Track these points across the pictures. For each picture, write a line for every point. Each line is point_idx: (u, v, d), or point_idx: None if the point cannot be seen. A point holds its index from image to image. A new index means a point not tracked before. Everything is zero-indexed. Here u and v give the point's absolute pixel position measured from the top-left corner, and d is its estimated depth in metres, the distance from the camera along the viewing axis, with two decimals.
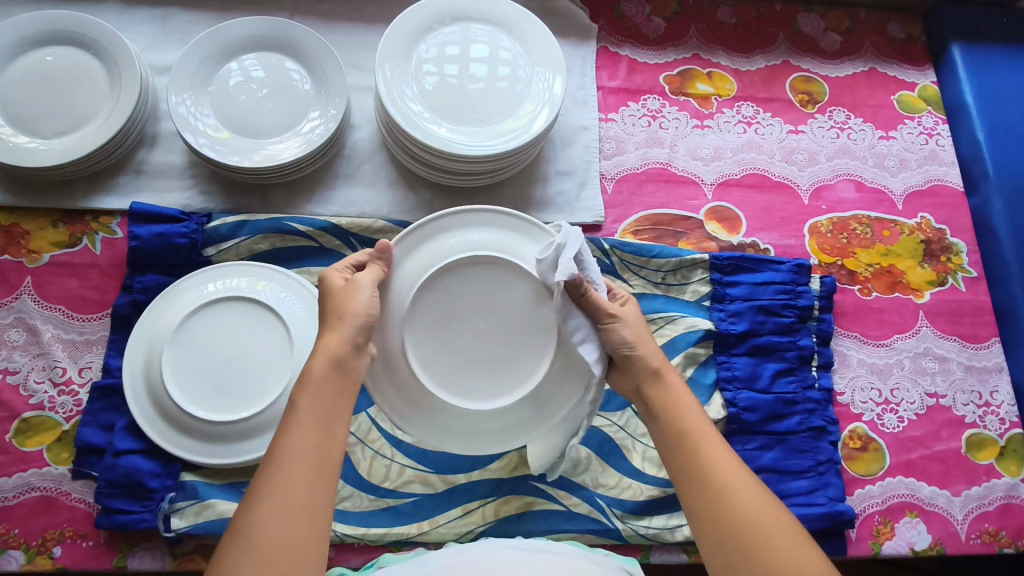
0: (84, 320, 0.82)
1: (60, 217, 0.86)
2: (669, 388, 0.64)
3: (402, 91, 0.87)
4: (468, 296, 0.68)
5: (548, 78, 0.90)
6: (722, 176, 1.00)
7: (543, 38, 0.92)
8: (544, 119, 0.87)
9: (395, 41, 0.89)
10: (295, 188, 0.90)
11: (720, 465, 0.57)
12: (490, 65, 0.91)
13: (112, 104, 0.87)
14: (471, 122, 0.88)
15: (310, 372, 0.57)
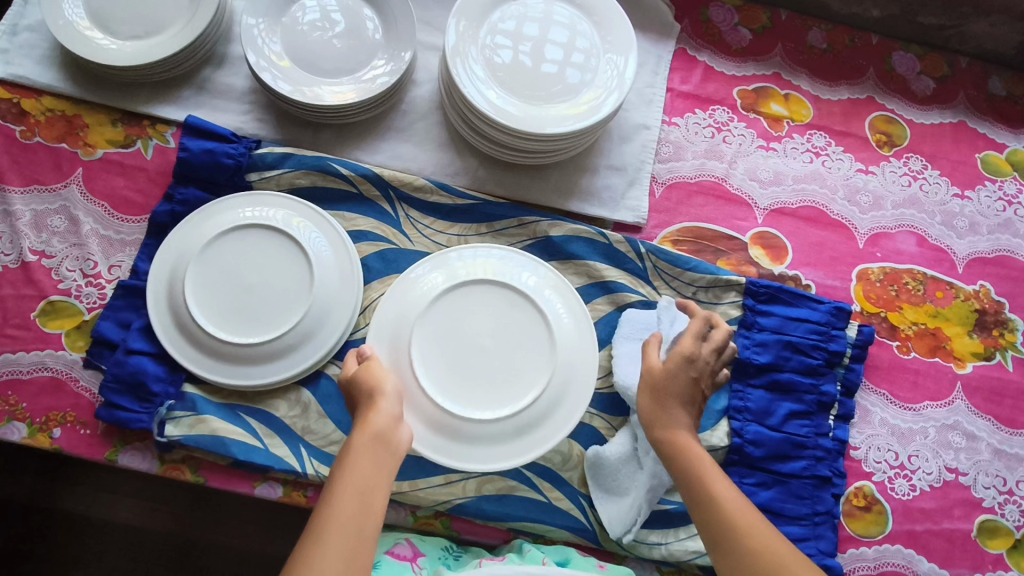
0: (123, 221, 0.85)
1: (120, 117, 0.88)
2: (687, 441, 0.68)
3: (468, 56, 0.86)
4: (501, 321, 0.79)
5: (615, 72, 0.87)
6: (777, 203, 0.96)
7: (620, 28, 0.88)
8: (601, 112, 0.84)
9: (473, 4, 0.87)
10: (346, 132, 0.90)
11: (727, 506, 0.63)
12: (561, 45, 0.88)
13: (189, 17, 0.88)
14: (530, 99, 0.86)
15: (353, 446, 0.60)
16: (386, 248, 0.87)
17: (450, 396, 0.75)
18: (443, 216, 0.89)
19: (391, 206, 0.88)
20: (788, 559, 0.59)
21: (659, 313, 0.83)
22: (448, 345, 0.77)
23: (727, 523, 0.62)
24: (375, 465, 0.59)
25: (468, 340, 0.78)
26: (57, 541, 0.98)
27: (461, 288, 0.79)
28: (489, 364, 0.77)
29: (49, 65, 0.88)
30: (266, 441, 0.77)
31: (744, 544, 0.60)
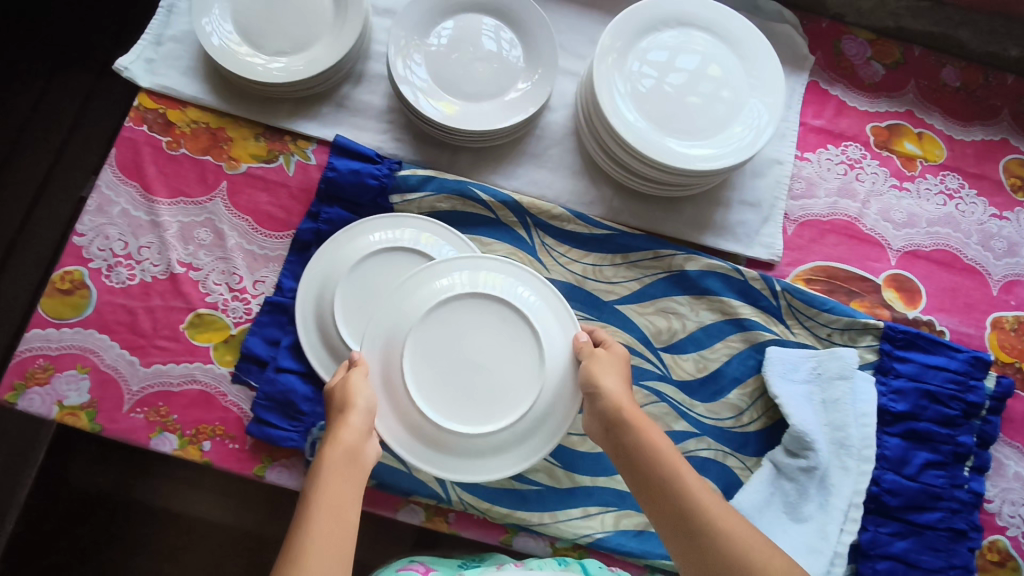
0: (267, 236, 0.85)
1: (262, 132, 0.89)
2: (646, 425, 0.67)
3: (614, 85, 0.85)
4: (495, 335, 0.74)
5: (762, 107, 0.85)
6: (910, 245, 0.94)
7: (769, 62, 0.87)
8: (749, 148, 0.83)
9: (620, 32, 0.86)
10: (483, 156, 0.90)
11: (687, 492, 0.61)
12: (705, 77, 0.87)
13: (334, 36, 0.88)
14: (673, 130, 0.85)
15: (326, 469, 0.59)
16: None
17: (448, 412, 0.72)
18: (579, 245, 0.88)
19: (527, 232, 0.88)
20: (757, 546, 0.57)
21: (817, 364, 0.85)
22: (441, 357, 0.72)
23: (687, 510, 0.60)
24: (341, 476, 0.59)
25: (462, 354, 0.73)
26: (138, 535, 1.03)
27: (458, 299, 0.73)
28: (482, 378, 0.73)
29: (193, 77, 0.88)
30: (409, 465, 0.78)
31: (700, 527, 0.59)
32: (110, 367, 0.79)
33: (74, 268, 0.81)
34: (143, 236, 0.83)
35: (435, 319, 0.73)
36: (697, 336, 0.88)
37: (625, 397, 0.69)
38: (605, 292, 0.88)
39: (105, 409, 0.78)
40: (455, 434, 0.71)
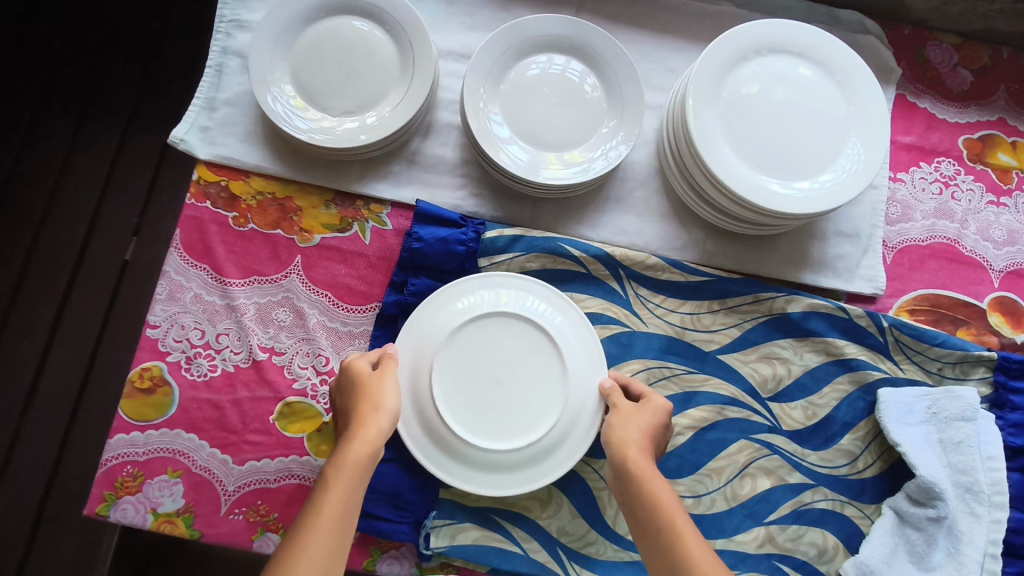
0: (349, 311, 0.81)
1: (333, 198, 0.84)
2: (651, 475, 0.64)
3: (709, 121, 0.80)
4: (521, 354, 0.76)
5: (865, 139, 0.81)
6: (1013, 264, 0.90)
7: (871, 89, 0.82)
8: (856, 182, 0.78)
9: (711, 64, 0.81)
10: (566, 206, 0.85)
11: (681, 544, 0.57)
12: (802, 107, 0.82)
13: (403, 90, 0.82)
14: (773, 166, 0.80)
15: (332, 480, 0.58)
16: (620, 331, 0.82)
17: (468, 426, 0.73)
18: (675, 294, 0.84)
19: (620, 285, 0.83)
20: None
21: (932, 404, 0.82)
22: (468, 372, 0.75)
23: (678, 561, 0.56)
24: (352, 491, 0.58)
25: (487, 370, 0.75)
26: None
27: (489, 317, 0.76)
28: (506, 394, 0.74)
29: (254, 143, 0.84)
30: (525, 546, 0.74)
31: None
32: (202, 468, 0.75)
33: (151, 363, 0.76)
34: (220, 322, 0.79)
35: (463, 344, 0.75)
36: (805, 381, 0.84)
37: (640, 454, 0.66)
38: (705, 341, 0.83)
39: (202, 513, 0.73)
40: (472, 446, 0.72)
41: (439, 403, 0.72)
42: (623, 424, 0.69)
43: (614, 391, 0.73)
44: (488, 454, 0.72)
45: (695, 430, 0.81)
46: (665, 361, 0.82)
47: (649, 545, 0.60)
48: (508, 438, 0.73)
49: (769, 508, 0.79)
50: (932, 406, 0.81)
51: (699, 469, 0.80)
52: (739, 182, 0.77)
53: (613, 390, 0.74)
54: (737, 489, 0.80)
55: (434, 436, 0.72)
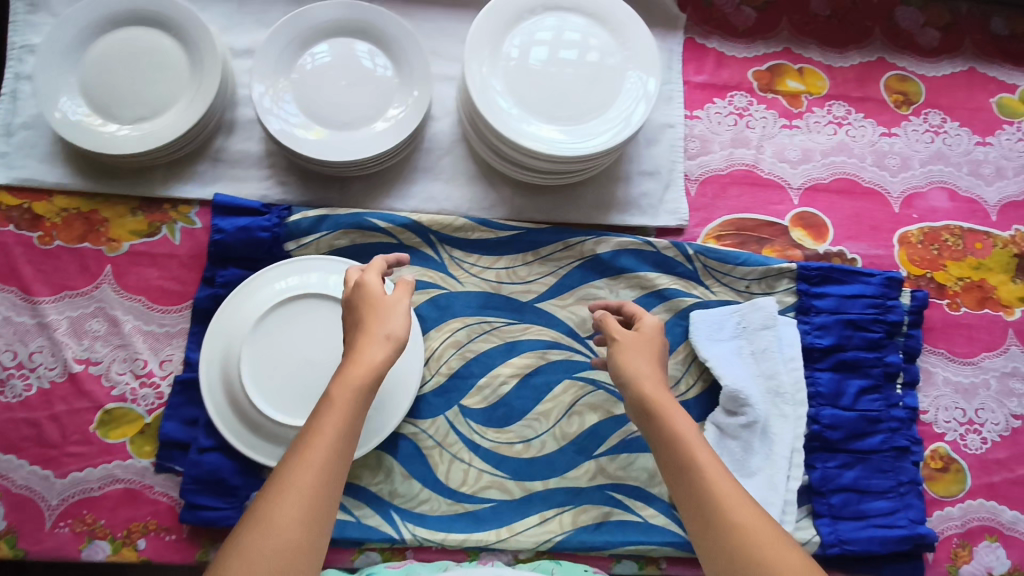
0: (164, 312, 0.82)
1: (139, 205, 0.84)
2: (675, 408, 0.64)
3: (491, 83, 0.83)
4: (329, 331, 0.78)
5: (640, 79, 0.85)
6: (810, 181, 0.96)
7: (641, 32, 0.86)
8: (631, 121, 0.83)
9: (487, 27, 0.84)
10: (375, 182, 0.88)
11: (709, 476, 0.59)
12: (580, 57, 0.85)
13: (193, 91, 0.84)
14: (558, 117, 0.83)
15: (333, 398, 0.56)
16: (437, 295, 0.85)
17: (286, 409, 0.75)
18: (488, 251, 0.87)
19: (434, 250, 0.86)
20: (771, 534, 0.55)
21: (741, 318, 0.86)
22: (280, 357, 0.77)
23: (710, 494, 0.58)
24: (343, 436, 0.55)
25: (295, 351, 0.77)
26: None
27: (294, 300, 0.78)
28: (321, 371, 0.77)
29: (54, 162, 0.84)
30: (356, 513, 0.77)
31: (726, 515, 0.56)
32: (22, 487, 0.75)
33: None
34: (32, 341, 0.79)
35: (270, 330, 0.77)
36: None
37: (652, 372, 0.68)
38: (522, 293, 0.87)
39: (26, 531, 0.73)
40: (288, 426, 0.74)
41: (251, 392, 0.74)
42: (635, 353, 0.69)
43: (604, 319, 0.73)
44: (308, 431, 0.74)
45: (519, 377, 0.84)
46: (483, 317, 0.85)
47: (673, 478, 0.61)
48: None
49: (598, 442, 0.83)
50: (743, 320, 0.86)
51: (526, 414, 0.83)
52: (522, 137, 0.81)
53: (607, 318, 0.73)
54: (565, 428, 0.83)
55: (253, 424, 0.75)
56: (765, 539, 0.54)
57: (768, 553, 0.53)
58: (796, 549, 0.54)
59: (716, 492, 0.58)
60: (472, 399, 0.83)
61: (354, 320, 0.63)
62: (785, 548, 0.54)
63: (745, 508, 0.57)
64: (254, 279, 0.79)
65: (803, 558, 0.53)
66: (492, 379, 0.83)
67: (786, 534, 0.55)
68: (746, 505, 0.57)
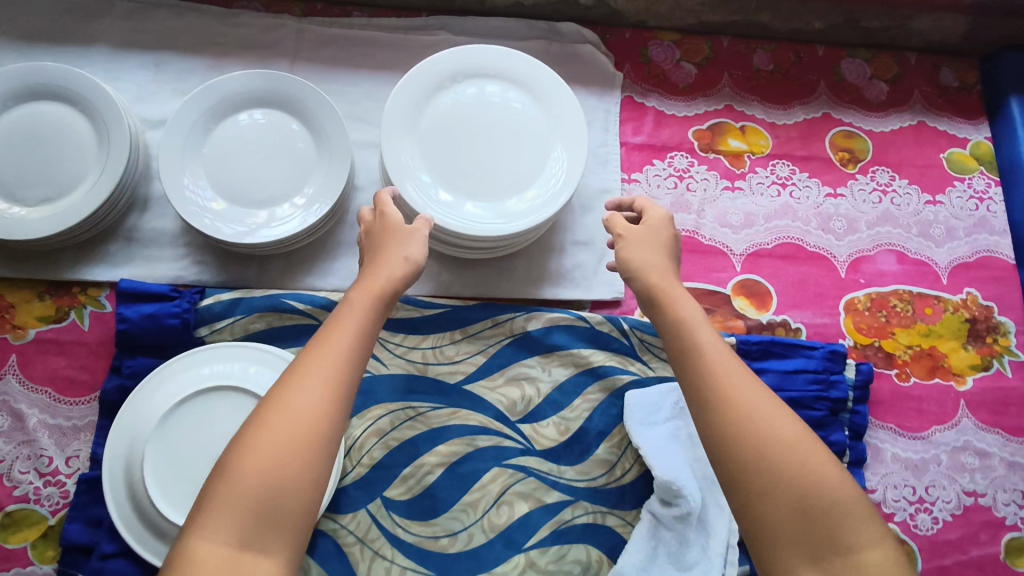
0: (72, 404, 0.78)
1: (47, 289, 0.81)
2: (682, 296, 0.67)
3: (408, 153, 0.79)
4: (242, 423, 0.75)
5: (564, 151, 0.82)
6: (753, 246, 0.93)
7: (566, 101, 0.83)
8: (554, 195, 0.79)
9: (404, 95, 0.81)
10: (295, 259, 0.84)
11: (717, 355, 0.60)
12: (500, 128, 0.83)
13: (100, 169, 0.80)
14: (478, 190, 0.80)
15: (354, 303, 0.61)
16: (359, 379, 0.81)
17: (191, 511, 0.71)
18: (414, 331, 0.84)
19: None
20: (787, 420, 0.57)
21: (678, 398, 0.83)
22: (188, 455, 0.73)
23: (717, 372, 0.59)
24: (356, 332, 0.59)
25: (205, 445, 0.74)
26: None
27: (207, 393, 0.75)
28: None
29: None
30: None
31: (733, 392, 0.58)
32: None
33: None
34: None
35: (179, 424, 0.74)
36: (555, 397, 0.84)
37: (658, 264, 0.71)
38: (449, 374, 0.83)
39: None
40: None
41: (155, 495, 0.71)
42: (643, 250, 0.72)
43: (615, 216, 0.76)
44: None
45: (445, 465, 0.80)
46: (408, 402, 0.82)
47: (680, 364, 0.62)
48: None
49: (527, 533, 0.79)
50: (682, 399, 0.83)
51: (452, 505, 0.79)
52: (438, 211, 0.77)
53: (614, 215, 0.76)
54: (494, 519, 0.79)
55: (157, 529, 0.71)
56: (775, 423, 0.56)
57: (785, 438, 0.55)
58: (816, 443, 0.56)
59: (727, 372, 0.59)
60: (395, 490, 0.79)
61: (376, 241, 0.69)
62: (799, 436, 0.56)
63: (763, 395, 0.58)
64: (166, 369, 0.76)
65: (825, 453, 0.55)
66: (417, 468, 0.80)
67: (799, 420, 0.57)
68: (758, 385, 0.59)
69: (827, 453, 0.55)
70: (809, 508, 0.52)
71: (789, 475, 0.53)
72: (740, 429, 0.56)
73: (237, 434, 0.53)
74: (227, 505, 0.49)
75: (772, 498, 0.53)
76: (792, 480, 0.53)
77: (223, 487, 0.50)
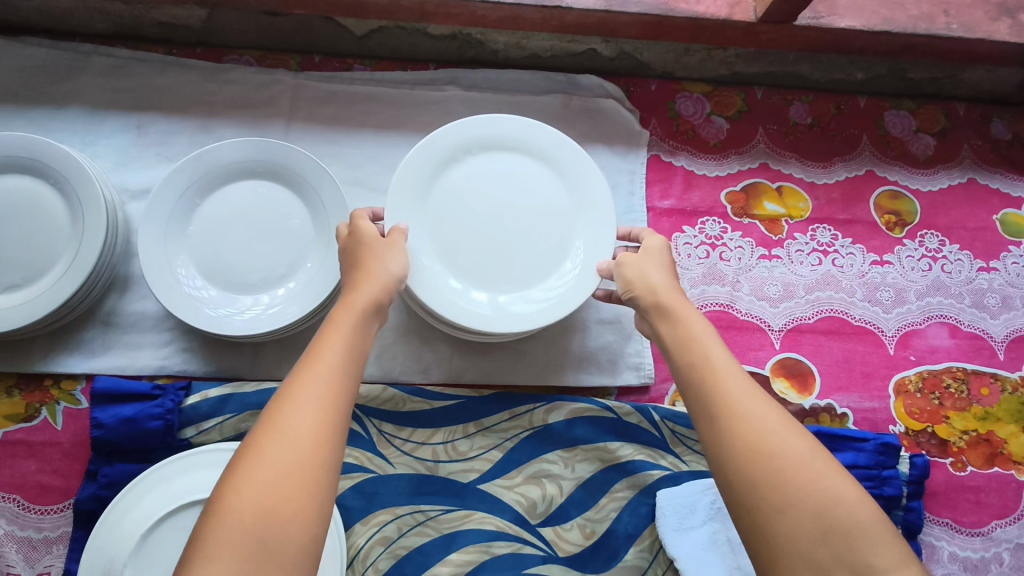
0: (42, 513, 0.70)
1: (16, 382, 0.73)
2: (684, 308, 0.60)
3: (415, 234, 0.71)
4: None
5: (588, 237, 0.74)
6: (793, 320, 0.85)
7: (591, 176, 0.76)
8: (576, 289, 0.71)
9: (414, 168, 0.73)
10: (291, 344, 0.76)
11: (722, 369, 0.54)
12: (517, 204, 0.75)
13: (75, 250, 0.73)
14: (491, 277, 0.73)
15: (341, 321, 0.54)
16: (363, 480, 0.73)
17: None
18: (423, 424, 0.76)
19: (361, 425, 0.75)
20: (796, 435, 0.50)
21: (715, 498, 0.74)
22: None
23: (721, 389, 0.52)
24: (353, 351, 0.53)
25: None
26: None
27: (192, 505, 0.67)
28: None
29: None
30: None
31: (737, 408, 0.51)
32: None
33: None
34: None
35: (160, 543, 0.65)
36: (578, 496, 0.76)
37: (667, 280, 0.63)
38: (462, 472, 0.75)
39: None
40: None
41: None
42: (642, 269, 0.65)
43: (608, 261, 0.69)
44: None
45: None
46: (417, 505, 0.73)
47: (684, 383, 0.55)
48: None
49: None
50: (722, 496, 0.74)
51: None
52: (445, 302, 0.69)
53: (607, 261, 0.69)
54: None
55: None
56: (787, 441, 0.49)
57: (797, 457, 0.48)
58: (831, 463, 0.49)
59: (732, 389, 0.52)
60: None
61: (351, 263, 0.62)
62: (813, 455, 0.49)
63: (769, 411, 0.51)
64: (147, 477, 0.68)
65: (841, 473, 0.48)
66: None
67: (810, 438, 0.51)
68: (766, 402, 0.52)
69: (849, 477, 0.48)
70: (824, 532, 0.45)
71: (803, 496, 0.46)
72: (754, 451, 0.49)
73: (223, 471, 0.45)
74: (218, 549, 0.41)
75: (791, 521, 0.46)
76: (810, 503, 0.46)
77: (216, 527, 0.42)
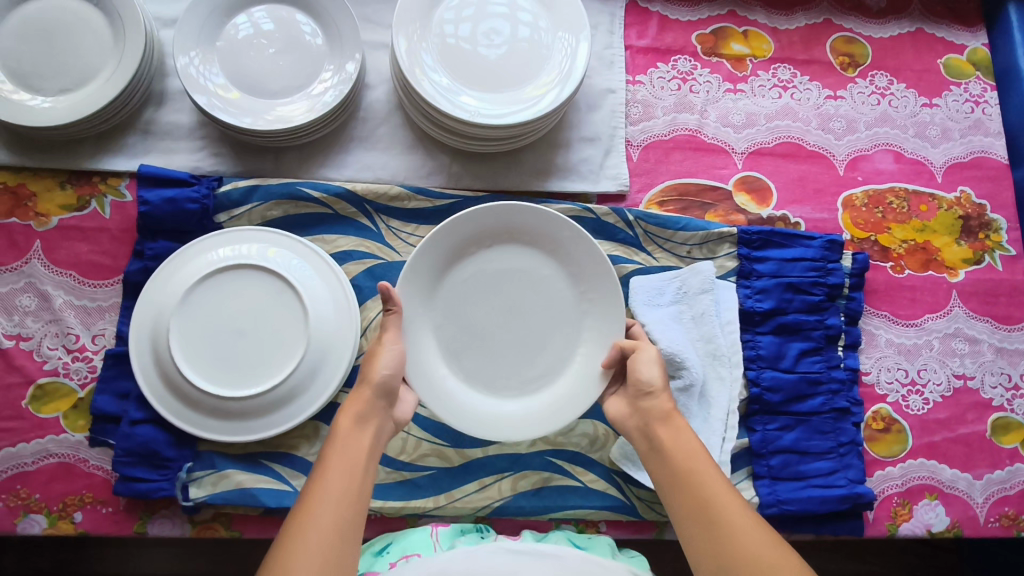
0: (96, 286, 0.81)
1: (68, 178, 0.83)
2: (682, 427, 0.68)
3: (421, 333, 0.78)
4: (260, 300, 0.77)
5: (572, 56, 0.84)
6: (754, 145, 0.95)
7: (603, 283, 0.78)
8: (559, 97, 0.82)
9: (429, 254, 0.77)
10: (309, 151, 0.87)
11: (709, 486, 0.62)
12: (525, 305, 0.81)
13: (117, 60, 0.82)
14: (494, 388, 0.79)
15: (335, 460, 0.61)
16: (373, 265, 0.84)
17: (214, 381, 0.74)
18: (426, 221, 0.86)
19: (370, 220, 0.85)
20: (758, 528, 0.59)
21: (681, 284, 0.86)
22: (210, 327, 0.76)
23: (706, 500, 0.61)
24: (348, 483, 0.60)
25: (226, 322, 0.76)
26: None
27: (226, 271, 0.77)
28: (251, 344, 0.76)
29: None
30: (294, 482, 0.77)
31: (718, 517, 0.60)
32: None
33: None
34: None
35: (199, 301, 0.76)
36: None
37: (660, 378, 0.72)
38: None
39: None
40: (215, 397, 0.74)
41: (179, 362, 0.73)
42: (641, 367, 0.72)
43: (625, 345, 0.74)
44: (234, 404, 0.74)
45: None
46: None
47: (674, 481, 0.64)
48: (253, 383, 0.75)
49: None
50: (685, 282, 0.86)
51: None
52: (447, 401, 0.76)
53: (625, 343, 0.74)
54: None
55: (180, 395, 0.74)
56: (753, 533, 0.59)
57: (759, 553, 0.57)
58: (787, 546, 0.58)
59: (717, 503, 0.61)
60: None
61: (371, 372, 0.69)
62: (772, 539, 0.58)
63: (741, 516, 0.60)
64: (189, 250, 0.78)
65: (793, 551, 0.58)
66: None
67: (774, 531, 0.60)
68: (742, 510, 0.61)
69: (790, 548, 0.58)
70: None
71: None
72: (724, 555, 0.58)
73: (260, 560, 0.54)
74: None
75: None
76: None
77: None
